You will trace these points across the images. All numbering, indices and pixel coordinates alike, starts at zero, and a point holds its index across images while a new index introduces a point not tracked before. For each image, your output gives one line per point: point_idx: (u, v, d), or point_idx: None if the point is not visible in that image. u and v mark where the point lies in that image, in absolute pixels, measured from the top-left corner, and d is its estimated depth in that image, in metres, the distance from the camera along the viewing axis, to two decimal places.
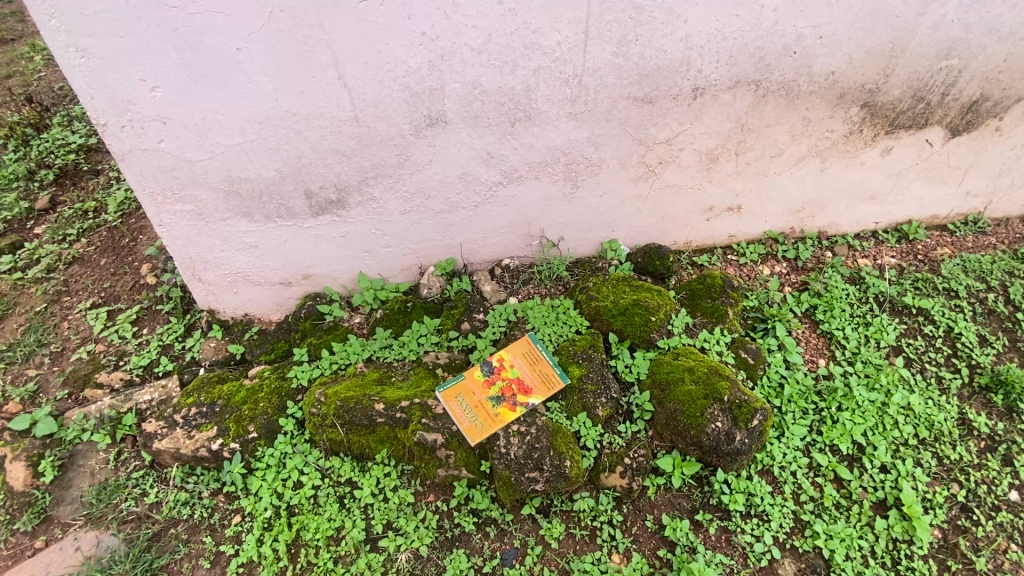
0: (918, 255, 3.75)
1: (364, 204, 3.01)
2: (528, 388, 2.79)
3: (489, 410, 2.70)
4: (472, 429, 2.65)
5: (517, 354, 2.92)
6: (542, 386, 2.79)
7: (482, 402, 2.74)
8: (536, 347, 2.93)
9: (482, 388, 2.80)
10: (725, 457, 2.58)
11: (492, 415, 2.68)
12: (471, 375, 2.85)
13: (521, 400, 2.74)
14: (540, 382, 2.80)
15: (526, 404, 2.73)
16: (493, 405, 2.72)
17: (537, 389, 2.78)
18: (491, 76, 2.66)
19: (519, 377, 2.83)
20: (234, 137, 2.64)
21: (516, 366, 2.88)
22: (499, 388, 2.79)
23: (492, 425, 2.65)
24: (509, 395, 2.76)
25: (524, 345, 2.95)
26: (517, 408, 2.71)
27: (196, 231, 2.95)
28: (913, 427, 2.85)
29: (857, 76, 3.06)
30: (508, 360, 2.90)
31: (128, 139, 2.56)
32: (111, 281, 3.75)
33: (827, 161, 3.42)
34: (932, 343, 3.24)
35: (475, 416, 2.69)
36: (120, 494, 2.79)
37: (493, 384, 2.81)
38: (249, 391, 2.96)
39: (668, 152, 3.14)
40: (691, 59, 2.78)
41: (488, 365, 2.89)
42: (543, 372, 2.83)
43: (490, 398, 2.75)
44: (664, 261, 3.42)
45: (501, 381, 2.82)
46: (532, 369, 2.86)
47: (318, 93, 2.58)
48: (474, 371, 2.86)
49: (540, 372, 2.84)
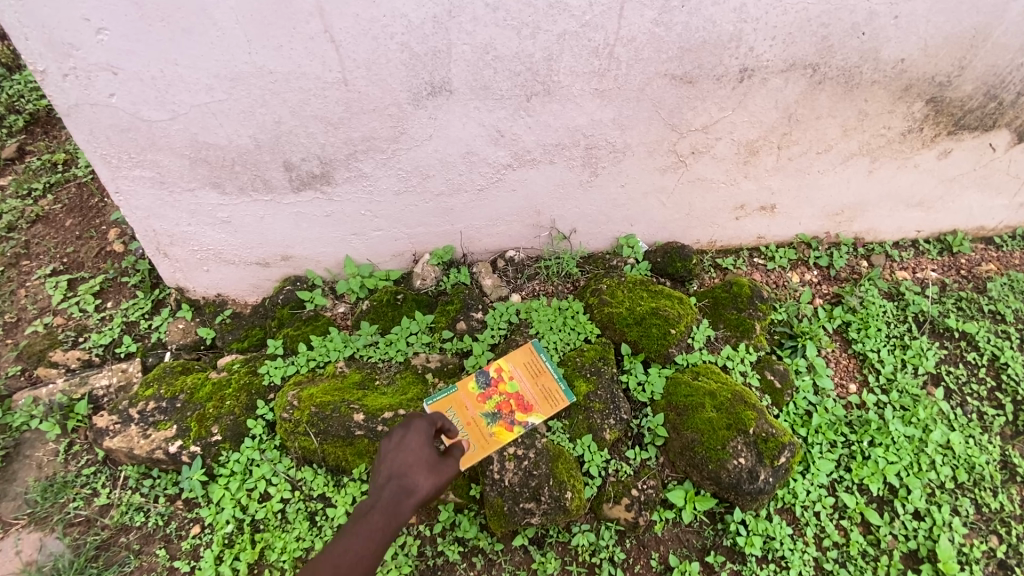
0: (961, 271, 3.41)
1: (352, 181, 2.62)
2: (527, 405, 2.44)
3: (481, 430, 2.35)
4: (461, 453, 2.29)
5: (518, 364, 2.55)
6: (543, 404, 2.45)
7: (474, 420, 2.37)
8: (539, 357, 2.57)
9: (475, 402, 2.43)
10: (744, 497, 2.30)
11: (485, 436, 2.33)
12: (463, 387, 2.46)
13: (519, 419, 2.39)
14: (541, 399, 2.46)
15: (525, 423, 2.38)
16: (487, 423, 2.36)
17: (538, 407, 2.44)
18: (507, 39, 2.24)
19: (518, 391, 2.47)
20: (199, 95, 2.24)
21: (515, 379, 2.50)
22: (496, 404, 2.42)
23: (484, 449, 2.30)
24: (505, 413, 2.40)
25: (526, 354, 2.58)
26: (513, 428, 2.37)
27: (158, 202, 2.57)
28: (950, 469, 2.57)
29: (928, 67, 2.64)
30: (507, 370, 2.52)
31: (72, 90, 2.17)
32: (75, 247, 3.38)
33: (877, 162, 3.03)
34: (974, 373, 2.94)
35: (465, 437, 2.32)
36: (67, 493, 2.51)
37: (488, 397, 2.45)
38: (215, 385, 2.64)
39: (703, 141, 2.75)
40: (744, 34, 2.36)
41: (484, 376, 2.50)
42: (546, 388, 2.48)
43: (485, 415, 2.39)
44: (686, 263, 3.04)
45: (498, 395, 2.46)
46: (534, 382, 2.51)
47: (299, 48, 2.17)
48: (468, 383, 2.47)
49: (542, 387, 2.49)
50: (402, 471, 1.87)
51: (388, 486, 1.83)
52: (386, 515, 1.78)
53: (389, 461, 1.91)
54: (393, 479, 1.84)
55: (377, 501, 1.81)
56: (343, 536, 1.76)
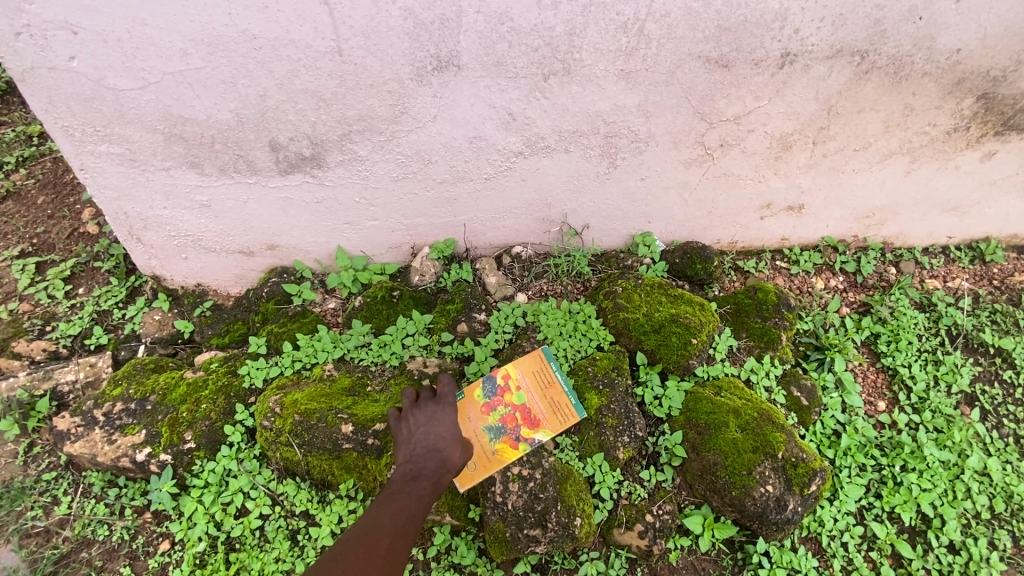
0: (993, 281, 3.16)
1: (345, 164, 2.36)
2: (533, 420, 2.24)
3: (482, 446, 2.16)
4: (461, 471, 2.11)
5: (527, 374, 2.33)
6: (551, 419, 2.24)
7: (477, 435, 2.18)
8: (550, 367, 2.35)
9: (478, 415, 2.23)
10: (770, 527, 2.11)
11: (487, 454, 2.14)
12: (466, 397, 2.26)
13: (524, 435, 2.20)
14: (548, 414, 2.25)
15: (530, 440, 2.19)
16: (488, 438, 2.18)
17: (544, 423, 2.23)
18: (525, 9, 1.98)
19: (525, 403, 2.27)
20: (173, 62, 1.97)
21: (522, 390, 2.30)
22: (500, 418, 2.22)
23: (485, 467, 2.12)
24: (508, 427, 2.21)
25: (535, 362, 2.35)
26: (518, 446, 2.17)
27: (129, 181, 2.31)
28: (987, 498, 2.38)
29: (984, 59, 2.40)
30: (514, 379, 2.31)
31: (26, 52, 1.90)
32: (45, 226, 3.11)
33: (916, 162, 2.77)
34: (1009, 393, 2.73)
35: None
36: (24, 501, 2.27)
37: (492, 409, 2.25)
38: (190, 386, 2.40)
39: (734, 133, 2.50)
40: (790, 13, 2.11)
41: (489, 385, 2.30)
42: (554, 402, 2.27)
43: (487, 429, 2.20)
44: (707, 265, 2.80)
45: (503, 407, 2.26)
46: (542, 394, 2.29)
47: (288, 10, 1.90)
48: (472, 391, 2.27)
49: (550, 400, 2.28)
50: (439, 444, 1.85)
51: (428, 457, 1.81)
52: (431, 482, 1.76)
53: (424, 435, 1.87)
54: (434, 451, 1.82)
55: (418, 471, 1.77)
56: (389, 498, 1.71)
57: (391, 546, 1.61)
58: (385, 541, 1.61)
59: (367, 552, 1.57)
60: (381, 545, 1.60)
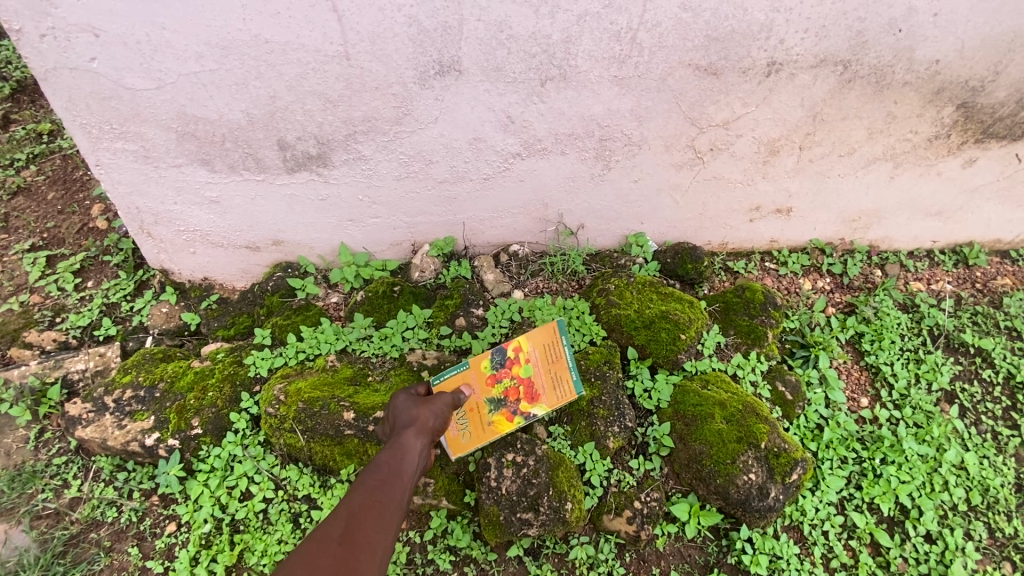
0: (976, 284, 3.25)
1: (350, 163, 2.46)
2: (534, 394, 2.22)
3: (480, 417, 2.20)
4: (456, 441, 2.18)
5: (538, 347, 2.24)
6: (551, 396, 2.22)
7: (477, 405, 2.20)
8: (562, 343, 2.24)
9: (483, 384, 2.21)
10: (753, 514, 2.20)
11: (482, 425, 2.18)
12: (475, 365, 2.23)
13: (522, 409, 2.20)
14: (549, 391, 2.21)
15: (527, 415, 2.20)
16: (488, 410, 2.19)
17: (544, 399, 2.21)
18: (523, 18, 2.09)
19: (530, 378, 2.23)
20: (188, 63, 2.08)
21: (529, 363, 2.24)
22: (503, 390, 2.21)
23: (479, 438, 2.17)
24: (509, 400, 2.21)
25: (549, 336, 2.24)
26: (514, 419, 2.19)
27: (142, 177, 2.40)
28: (964, 490, 2.48)
29: (962, 70, 2.51)
30: (525, 352, 2.24)
31: (49, 52, 2.00)
32: (56, 221, 3.20)
33: (899, 168, 2.88)
34: (988, 392, 2.83)
35: (463, 423, 2.19)
36: (35, 484, 2.35)
37: (497, 381, 2.22)
38: (198, 375, 2.49)
39: (723, 138, 2.61)
40: (775, 24, 2.23)
41: (500, 354, 2.25)
42: (557, 378, 2.22)
43: (488, 400, 2.20)
44: (697, 265, 2.91)
45: (507, 379, 2.22)
46: (548, 369, 2.23)
47: (299, 16, 2.01)
48: (481, 361, 2.22)
49: (554, 376, 2.23)
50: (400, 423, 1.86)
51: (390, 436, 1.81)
52: (390, 454, 1.71)
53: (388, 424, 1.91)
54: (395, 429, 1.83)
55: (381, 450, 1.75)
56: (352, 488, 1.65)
57: (348, 529, 1.49)
58: (339, 527, 1.51)
59: (317, 544, 1.46)
60: (338, 530, 1.49)
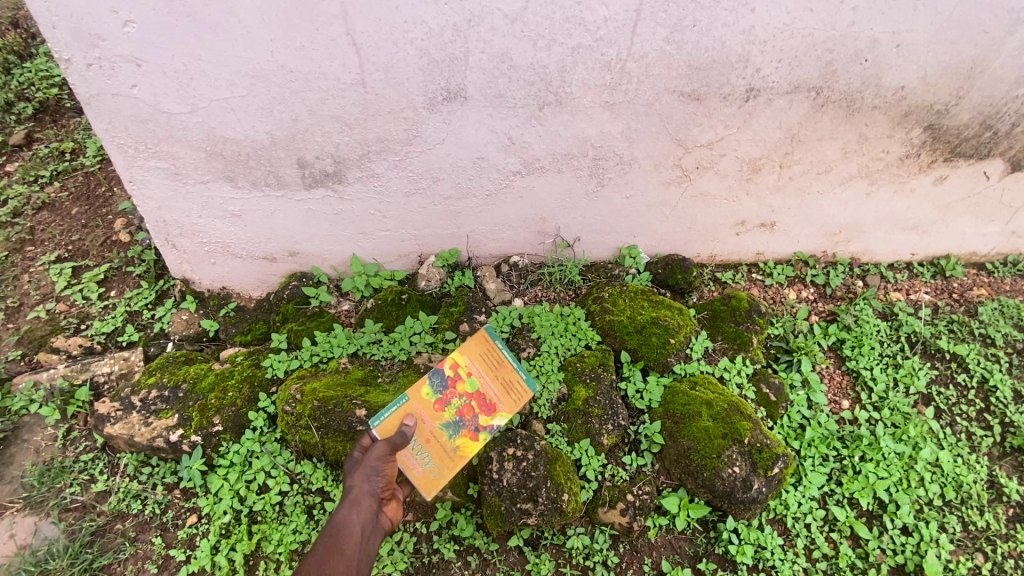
0: (952, 294, 3.43)
1: (363, 180, 2.67)
2: (490, 406, 2.39)
3: (443, 446, 2.29)
4: (426, 479, 2.22)
5: (475, 359, 2.44)
6: (506, 401, 2.41)
7: (435, 435, 2.29)
8: (496, 348, 2.47)
9: (433, 413, 2.32)
10: (737, 505, 2.35)
11: (448, 453, 2.28)
12: (417, 395, 2.33)
13: (483, 424, 2.35)
14: (504, 398, 2.40)
15: (489, 427, 2.35)
16: (449, 437, 2.30)
17: (501, 406, 2.39)
18: (523, 50, 2.32)
19: (478, 390, 2.40)
20: (219, 90, 2.29)
21: (473, 377, 2.42)
22: (457, 412, 2.34)
23: (449, 467, 2.26)
24: (466, 420, 2.34)
25: (481, 347, 2.46)
26: (479, 436, 2.33)
27: (171, 193, 2.61)
28: (939, 486, 2.63)
29: (927, 95, 2.73)
30: (464, 367, 2.42)
31: (95, 80, 2.22)
32: (80, 235, 3.38)
33: (874, 185, 3.09)
34: (964, 395, 2.98)
35: (426, 458, 2.26)
36: (64, 478, 2.51)
37: (446, 406, 2.35)
38: (218, 376, 2.66)
39: (708, 157, 2.82)
40: (751, 55, 2.45)
41: (441, 376, 2.38)
42: (506, 383, 2.42)
43: (445, 427, 2.31)
44: (687, 275, 3.11)
45: (456, 400, 2.36)
46: (494, 377, 2.43)
47: (321, 49, 2.23)
48: (422, 391, 2.33)
49: (501, 381, 2.43)
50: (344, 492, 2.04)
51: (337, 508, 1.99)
52: (329, 533, 1.89)
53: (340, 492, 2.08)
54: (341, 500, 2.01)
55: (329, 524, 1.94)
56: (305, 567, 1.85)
57: None
58: None
59: None
60: None
